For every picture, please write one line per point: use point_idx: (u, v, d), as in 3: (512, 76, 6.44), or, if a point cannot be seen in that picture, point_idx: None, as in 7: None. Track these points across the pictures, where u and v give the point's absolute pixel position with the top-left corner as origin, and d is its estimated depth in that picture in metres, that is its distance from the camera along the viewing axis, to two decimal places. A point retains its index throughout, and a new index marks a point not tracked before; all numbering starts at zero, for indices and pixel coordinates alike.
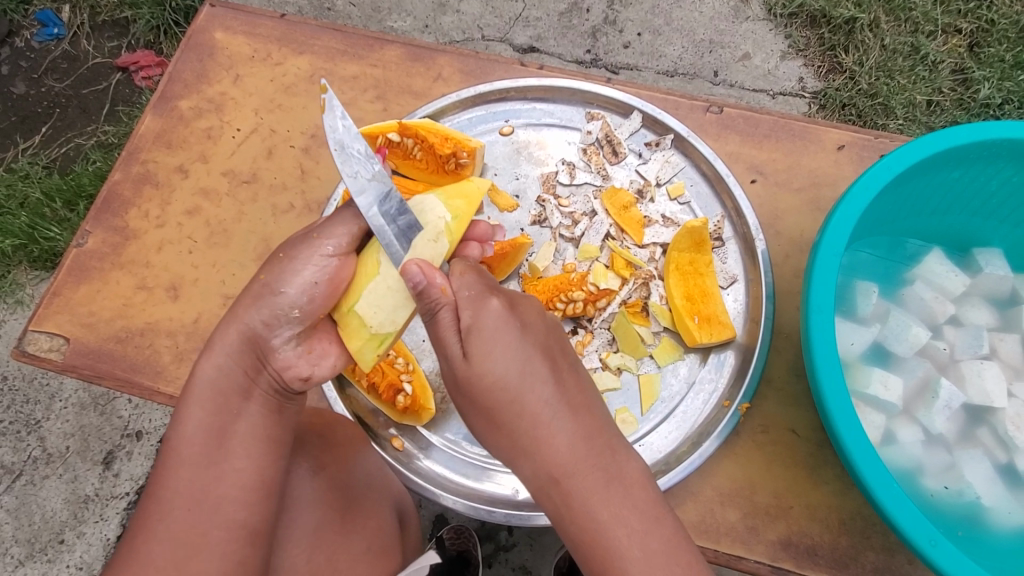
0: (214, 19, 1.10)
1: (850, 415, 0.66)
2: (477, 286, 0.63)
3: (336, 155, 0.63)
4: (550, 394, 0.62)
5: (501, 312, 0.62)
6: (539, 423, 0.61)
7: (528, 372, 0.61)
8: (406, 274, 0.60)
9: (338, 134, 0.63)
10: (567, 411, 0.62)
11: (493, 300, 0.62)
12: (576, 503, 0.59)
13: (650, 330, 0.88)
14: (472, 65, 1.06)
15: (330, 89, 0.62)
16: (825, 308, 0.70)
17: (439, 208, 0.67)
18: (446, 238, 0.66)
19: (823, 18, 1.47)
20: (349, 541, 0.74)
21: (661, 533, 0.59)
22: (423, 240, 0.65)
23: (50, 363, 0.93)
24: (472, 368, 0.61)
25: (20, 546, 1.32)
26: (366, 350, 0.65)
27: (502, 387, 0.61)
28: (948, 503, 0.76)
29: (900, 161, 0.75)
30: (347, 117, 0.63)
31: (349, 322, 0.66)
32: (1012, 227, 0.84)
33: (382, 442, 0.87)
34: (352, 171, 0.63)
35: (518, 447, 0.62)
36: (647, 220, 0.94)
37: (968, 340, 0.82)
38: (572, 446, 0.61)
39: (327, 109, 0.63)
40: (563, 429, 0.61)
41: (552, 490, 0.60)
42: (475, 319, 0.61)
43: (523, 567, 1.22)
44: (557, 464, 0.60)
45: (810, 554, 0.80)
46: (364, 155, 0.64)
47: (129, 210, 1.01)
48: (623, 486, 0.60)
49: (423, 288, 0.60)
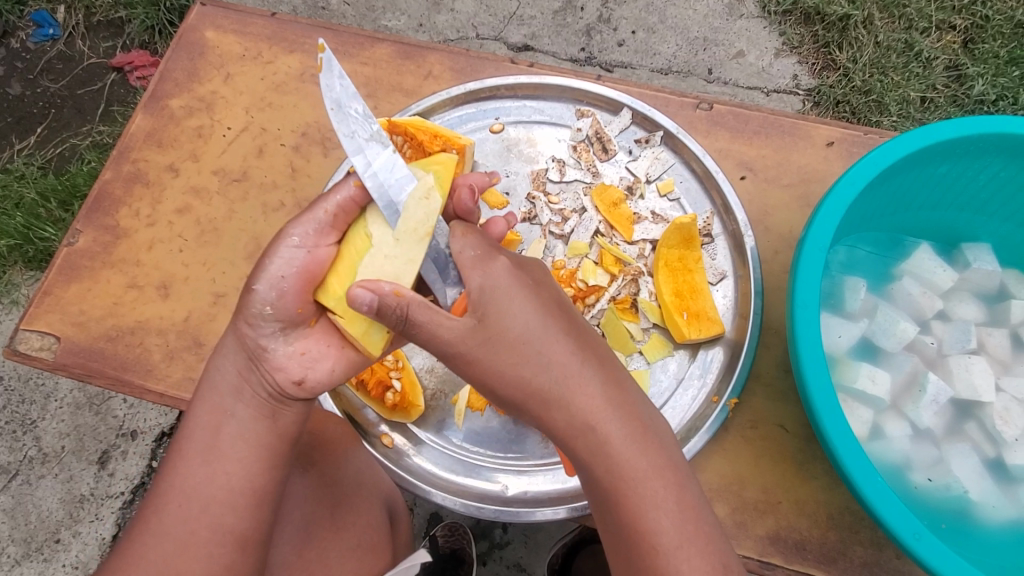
0: (205, 18, 1.11)
1: (835, 410, 0.67)
2: (482, 246, 0.63)
3: (333, 115, 0.63)
4: (573, 345, 0.62)
5: (511, 269, 0.63)
6: (570, 372, 0.60)
7: (548, 325, 0.62)
8: (354, 301, 0.59)
9: (335, 93, 0.63)
10: (593, 357, 0.62)
11: (501, 258, 0.63)
12: (615, 448, 0.59)
13: (639, 327, 0.89)
14: (462, 62, 1.06)
15: (326, 48, 0.63)
16: (810, 303, 0.70)
17: (417, 170, 0.66)
18: (438, 193, 0.64)
19: (817, 15, 1.48)
20: (338, 536, 0.76)
21: (668, 506, 0.58)
22: (414, 200, 0.63)
23: (41, 362, 0.93)
24: (492, 327, 0.60)
25: (16, 546, 1.32)
26: (374, 329, 0.65)
27: (526, 340, 0.60)
28: (935, 497, 0.76)
29: (886, 156, 0.75)
30: (345, 76, 0.64)
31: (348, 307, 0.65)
32: (1001, 222, 0.84)
33: (372, 440, 0.86)
34: (350, 130, 0.63)
35: (548, 400, 0.61)
36: (637, 217, 0.94)
37: (956, 335, 0.82)
38: (603, 392, 0.61)
39: (324, 69, 0.63)
40: (592, 376, 0.61)
41: (588, 437, 0.60)
42: (486, 280, 0.61)
43: (517, 565, 1.22)
44: (592, 410, 0.60)
45: (799, 549, 0.80)
46: (362, 114, 0.64)
47: (120, 209, 1.01)
48: (641, 461, 0.59)
49: (379, 305, 0.58)
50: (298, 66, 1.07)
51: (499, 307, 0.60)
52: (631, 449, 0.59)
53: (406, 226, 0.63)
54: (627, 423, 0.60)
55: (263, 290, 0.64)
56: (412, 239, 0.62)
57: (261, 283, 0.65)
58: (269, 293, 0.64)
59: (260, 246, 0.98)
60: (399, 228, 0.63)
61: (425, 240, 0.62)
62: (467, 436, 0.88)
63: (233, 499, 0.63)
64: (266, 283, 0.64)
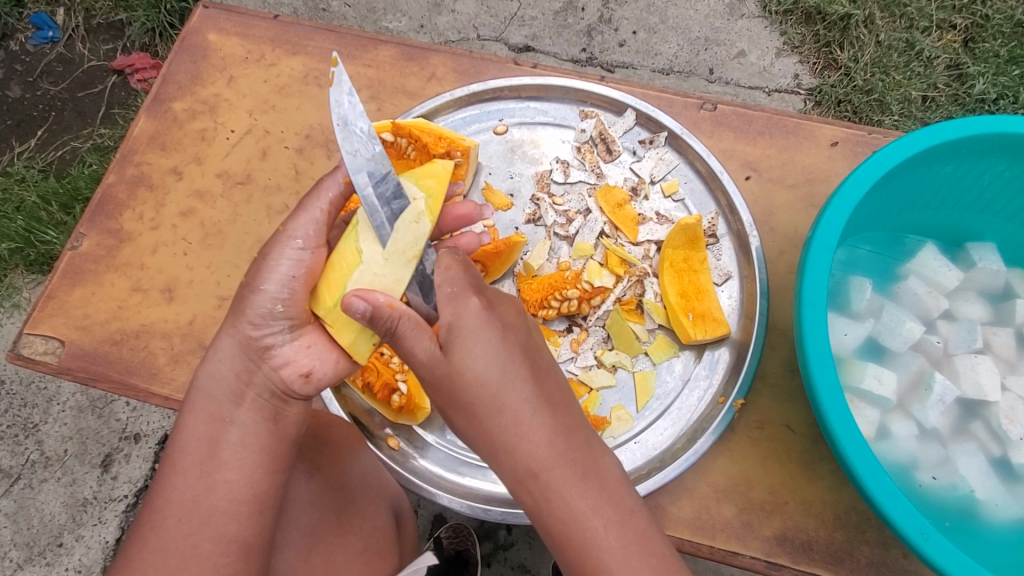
0: (207, 21, 1.10)
1: (843, 410, 0.67)
2: (460, 284, 0.61)
3: (338, 131, 0.61)
4: (531, 392, 0.60)
5: (479, 312, 0.60)
6: (521, 419, 0.59)
7: (509, 369, 0.60)
8: (348, 309, 0.58)
9: (343, 109, 0.62)
10: (545, 407, 0.60)
11: (472, 300, 0.60)
12: (561, 496, 0.58)
13: (644, 327, 0.88)
14: (465, 64, 1.06)
15: (341, 64, 0.61)
16: (817, 303, 0.70)
17: (410, 189, 0.66)
18: (428, 217, 0.65)
19: (817, 15, 1.48)
20: (345, 541, 0.75)
21: (608, 544, 0.57)
22: (404, 222, 0.64)
23: (45, 366, 0.93)
24: (454, 366, 0.59)
25: (19, 550, 1.32)
26: (361, 342, 0.65)
27: (484, 383, 0.59)
28: (942, 497, 0.76)
29: (891, 157, 0.75)
30: (354, 94, 0.62)
31: (337, 318, 0.65)
32: (1006, 221, 0.85)
33: (378, 443, 0.87)
34: (353, 149, 0.61)
35: (495, 444, 0.60)
36: (642, 218, 0.94)
37: (962, 334, 0.82)
38: (552, 442, 0.59)
39: (334, 84, 0.61)
40: (542, 425, 0.59)
41: (531, 485, 0.59)
42: (456, 318, 0.60)
43: (522, 566, 1.22)
44: (539, 458, 0.59)
45: (806, 549, 0.80)
46: (367, 134, 0.63)
47: (123, 212, 1.01)
48: (582, 504, 0.58)
49: (373, 314, 0.58)
50: (301, 68, 1.07)
51: (463, 347, 0.59)
52: (576, 494, 0.58)
53: (395, 247, 0.63)
54: (578, 468, 0.59)
55: (261, 293, 0.63)
56: (400, 260, 0.63)
57: (269, 282, 0.64)
58: (280, 292, 0.64)
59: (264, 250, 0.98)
60: (389, 248, 0.63)
61: (412, 263, 0.63)
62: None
63: (241, 504, 0.63)
64: (277, 283, 0.64)
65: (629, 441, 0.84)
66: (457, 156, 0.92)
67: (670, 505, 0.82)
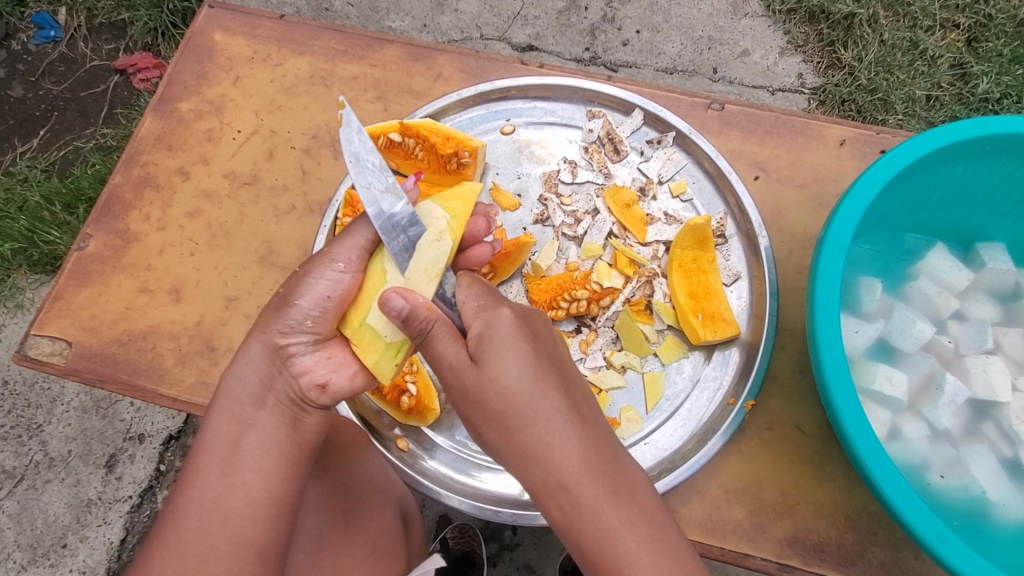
0: (213, 21, 1.10)
1: (857, 412, 0.66)
2: (486, 296, 0.62)
3: (350, 167, 0.62)
4: (563, 403, 0.60)
5: (513, 322, 0.61)
6: (553, 432, 0.59)
7: (540, 380, 0.60)
8: (385, 305, 0.58)
9: (354, 146, 0.63)
10: (577, 418, 0.60)
11: (504, 309, 0.62)
12: (597, 499, 0.57)
13: (653, 328, 0.88)
14: (472, 64, 1.06)
15: (346, 105, 0.63)
16: (830, 304, 0.70)
17: (437, 209, 0.65)
18: (449, 235, 0.64)
19: (822, 14, 1.48)
20: (352, 542, 0.75)
21: (641, 560, 0.56)
22: (426, 242, 0.63)
23: (52, 368, 0.93)
24: (485, 373, 0.59)
25: (22, 551, 1.32)
26: (384, 362, 0.65)
27: (514, 393, 0.59)
28: (955, 498, 0.76)
29: (903, 157, 0.75)
30: (363, 131, 0.63)
31: (362, 338, 0.65)
32: (1015, 222, 0.84)
33: (387, 444, 0.86)
34: (366, 182, 0.62)
35: (526, 456, 0.59)
36: (650, 217, 0.94)
37: (972, 335, 0.82)
38: (583, 452, 0.59)
39: (344, 124, 0.63)
40: (573, 436, 0.59)
41: (563, 499, 0.58)
42: (487, 327, 0.60)
43: (527, 566, 1.22)
44: (572, 468, 0.58)
45: (817, 550, 0.80)
46: (379, 167, 0.63)
47: (130, 213, 1.00)
48: (617, 499, 0.58)
49: (408, 313, 0.58)
50: (307, 69, 1.07)
51: (494, 356, 0.59)
52: (608, 496, 0.58)
53: (417, 267, 0.62)
54: (607, 470, 0.59)
55: (303, 304, 0.63)
56: (422, 278, 0.62)
57: (302, 297, 0.64)
58: (313, 309, 0.63)
59: (271, 251, 0.98)
60: (411, 269, 0.62)
61: (435, 282, 0.62)
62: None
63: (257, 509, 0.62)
64: (311, 300, 0.63)
65: (640, 442, 0.84)
66: (464, 157, 0.91)
67: (681, 507, 0.81)
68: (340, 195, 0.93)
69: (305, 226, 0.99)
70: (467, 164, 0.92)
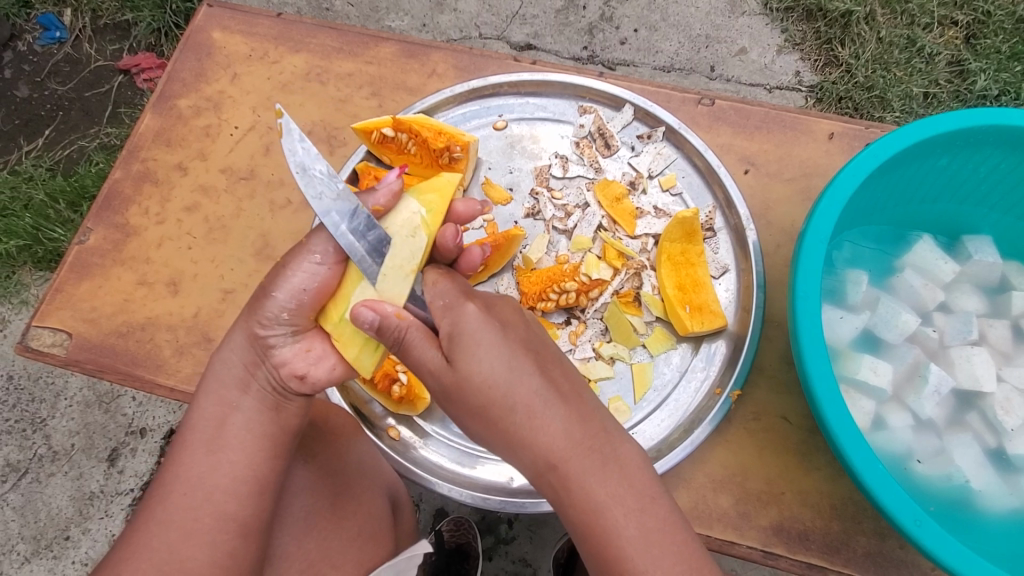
0: (211, 19, 1.12)
1: (836, 398, 0.67)
2: (451, 295, 0.63)
3: (298, 179, 0.63)
4: (539, 385, 0.60)
5: (478, 316, 0.61)
6: (535, 414, 0.59)
7: (515, 366, 0.60)
8: (357, 318, 0.62)
9: (298, 156, 0.64)
10: (557, 399, 0.59)
11: (470, 305, 0.62)
12: (578, 481, 0.58)
13: (642, 319, 0.89)
14: (465, 60, 1.07)
15: (285, 113, 0.63)
16: (811, 294, 0.71)
17: (412, 203, 0.68)
18: (424, 231, 0.66)
19: (818, 12, 1.49)
20: (339, 527, 0.76)
21: (628, 532, 0.56)
22: (401, 237, 0.66)
23: (53, 358, 0.95)
24: (459, 372, 0.60)
25: (26, 543, 1.34)
26: (365, 356, 0.67)
27: (495, 384, 0.59)
28: (940, 487, 0.76)
29: (884, 150, 0.75)
30: (305, 138, 0.64)
31: (341, 333, 0.67)
32: (1001, 214, 0.85)
33: (379, 432, 0.88)
34: (316, 192, 0.63)
35: (516, 441, 0.60)
36: (640, 211, 0.95)
37: (957, 326, 0.82)
38: (567, 431, 0.59)
39: (284, 134, 0.63)
40: (556, 416, 0.59)
41: (552, 474, 0.58)
42: (455, 325, 0.61)
43: (523, 560, 1.23)
44: (562, 443, 0.58)
45: (802, 539, 0.81)
46: (326, 174, 0.64)
47: (129, 207, 1.02)
48: (601, 484, 0.57)
49: (380, 324, 0.61)
50: (303, 66, 1.09)
51: (466, 352, 0.60)
52: (598, 471, 0.57)
53: (392, 263, 0.65)
54: (594, 446, 0.58)
55: (276, 296, 0.65)
56: (399, 275, 0.65)
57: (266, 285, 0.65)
58: (285, 301, 0.65)
59: (266, 245, 0.99)
60: (386, 264, 0.65)
61: (410, 278, 0.64)
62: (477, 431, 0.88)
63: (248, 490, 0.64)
64: (287, 292, 0.65)
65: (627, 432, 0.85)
66: (456, 151, 0.93)
67: None
68: None
69: (301, 220, 1.00)
70: (459, 159, 0.94)
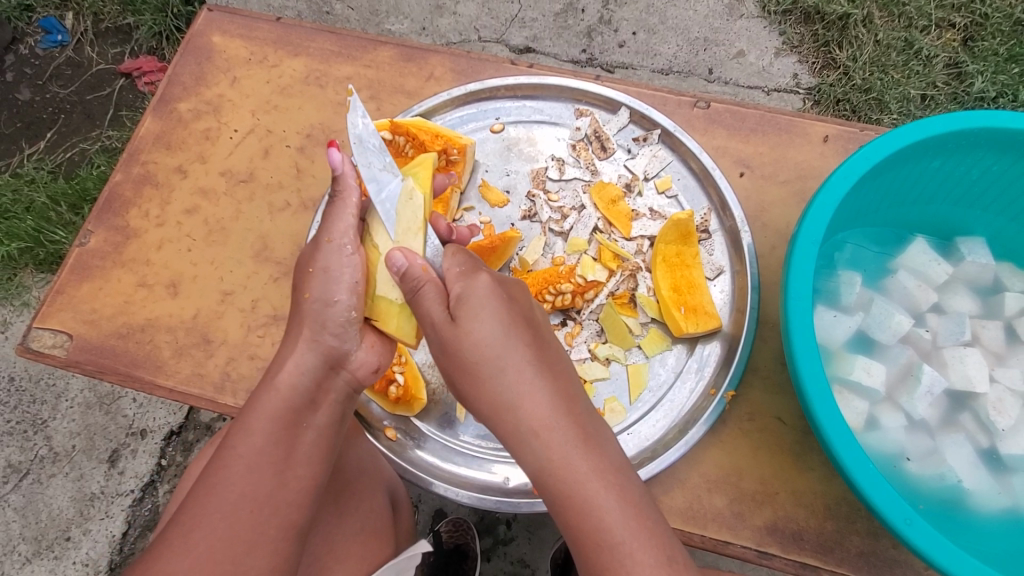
0: (211, 23, 1.13)
1: (828, 398, 0.68)
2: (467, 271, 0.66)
3: (355, 148, 0.70)
4: (532, 371, 0.61)
5: (490, 284, 0.64)
6: (516, 397, 0.60)
7: (512, 338, 0.62)
8: (390, 262, 0.66)
9: (358, 129, 0.71)
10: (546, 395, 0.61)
11: (482, 275, 0.65)
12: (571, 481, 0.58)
13: (637, 321, 0.90)
14: (463, 64, 1.08)
15: (354, 94, 0.71)
16: (803, 295, 0.71)
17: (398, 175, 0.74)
18: (419, 192, 0.73)
19: (816, 15, 1.49)
20: (343, 522, 0.80)
21: (608, 529, 0.57)
22: (401, 202, 0.72)
23: (53, 359, 0.96)
24: (459, 330, 0.61)
25: (27, 544, 1.35)
26: (404, 323, 0.72)
27: (485, 361, 0.61)
28: (934, 487, 0.77)
29: (877, 152, 0.76)
30: (366, 116, 0.71)
31: (379, 310, 0.73)
32: (994, 215, 0.86)
33: (376, 433, 0.88)
34: (367, 161, 0.70)
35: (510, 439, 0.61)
36: (636, 213, 0.95)
37: (951, 327, 0.83)
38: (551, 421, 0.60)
39: (351, 109, 0.70)
40: (541, 403, 0.60)
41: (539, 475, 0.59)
42: (466, 289, 0.63)
43: (521, 561, 1.24)
44: (547, 432, 0.59)
45: (797, 539, 0.81)
46: (379, 149, 0.72)
47: (130, 210, 1.03)
48: (581, 470, 0.58)
49: (407, 270, 0.65)
50: (302, 69, 1.10)
51: (469, 312, 0.62)
52: (583, 462, 0.58)
53: (402, 228, 0.71)
54: (579, 435, 0.60)
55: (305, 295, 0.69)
56: (410, 235, 0.71)
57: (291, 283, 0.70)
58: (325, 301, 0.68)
59: (266, 247, 1.00)
60: (397, 230, 0.71)
61: (420, 234, 0.71)
62: (484, 435, 0.89)
63: (253, 485, 0.64)
64: (346, 291, 0.70)
65: (623, 433, 0.86)
66: (453, 154, 0.94)
67: (662, 495, 0.83)
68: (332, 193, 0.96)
69: (299, 222, 1.01)
70: (457, 161, 0.95)
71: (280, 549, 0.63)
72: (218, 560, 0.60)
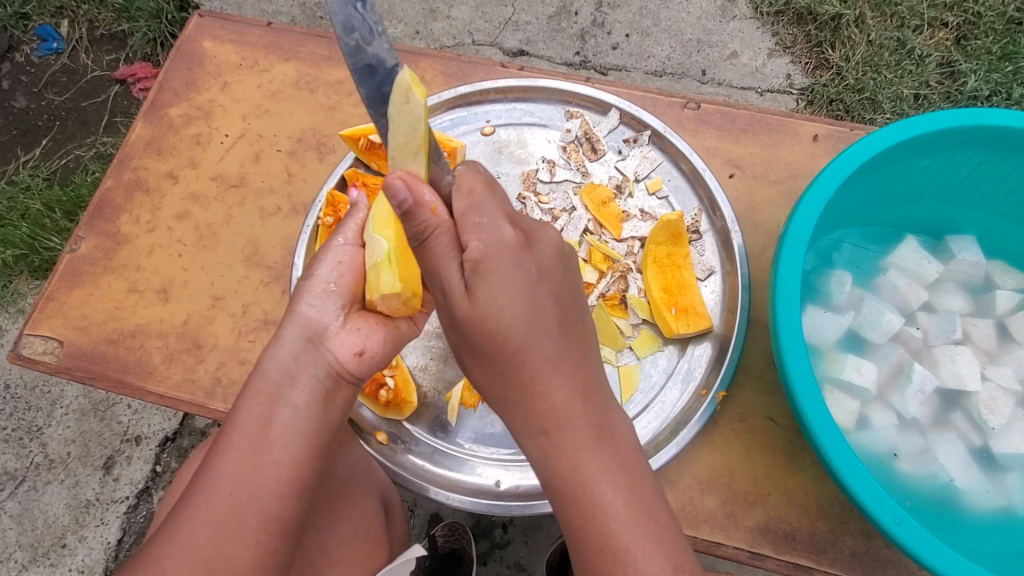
0: (202, 29, 1.13)
1: (816, 398, 0.68)
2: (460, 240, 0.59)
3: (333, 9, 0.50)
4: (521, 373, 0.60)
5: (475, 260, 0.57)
6: None
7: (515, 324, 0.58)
8: (388, 192, 0.53)
9: None
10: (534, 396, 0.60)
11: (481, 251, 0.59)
12: None
13: (628, 322, 0.90)
14: (453, 67, 1.08)
15: None
16: (791, 294, 0.71)
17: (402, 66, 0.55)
18: (417, 93, 0.57)
19: (809, 15, 1.50)
20: (335, 525, 0.80)
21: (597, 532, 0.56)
22: (394, 105, 0.56)
23: (44, 366, 0.95)
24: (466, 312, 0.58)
25: (23, 551, 1.34)
26: (387, 276, 0.68)
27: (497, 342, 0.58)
28: (925, 487, 0.76)
29: (864, 151, 0.76)
30: None
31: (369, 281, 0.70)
32: (983, 213, 0.86)
33: (367, 438, 0.87)
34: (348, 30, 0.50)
35: None
36: (626, 214, 0.96)
37: (941, 326, 0.83)
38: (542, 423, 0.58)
39: None
40: None
41: None
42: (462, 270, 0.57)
43: (518, 564, 1.23)
44: None
45: (789, 539, 0.81)
46: None
47: (120, 216, 1.03)
48: None
49: (409, 207, 0.54)
50: (293, 74, 1.10)
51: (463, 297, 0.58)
52: None
53: (397, 140, 0.58)
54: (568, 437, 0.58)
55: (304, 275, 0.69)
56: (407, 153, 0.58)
57: None
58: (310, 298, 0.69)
59: (256, 251, 1.00)
60: (392, 142, 0.58)
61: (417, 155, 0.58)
62: (479, 438, 0.88)
63: (238, 476, 0.63)
64: (328, 266, 0.71)
65: None
66: None
67: None
68: (323, 196, 0.95)
69: (291, 227, 1.01)
70: None
71: (261, 547, 0.62)
72: (201, 546, 0.60)
